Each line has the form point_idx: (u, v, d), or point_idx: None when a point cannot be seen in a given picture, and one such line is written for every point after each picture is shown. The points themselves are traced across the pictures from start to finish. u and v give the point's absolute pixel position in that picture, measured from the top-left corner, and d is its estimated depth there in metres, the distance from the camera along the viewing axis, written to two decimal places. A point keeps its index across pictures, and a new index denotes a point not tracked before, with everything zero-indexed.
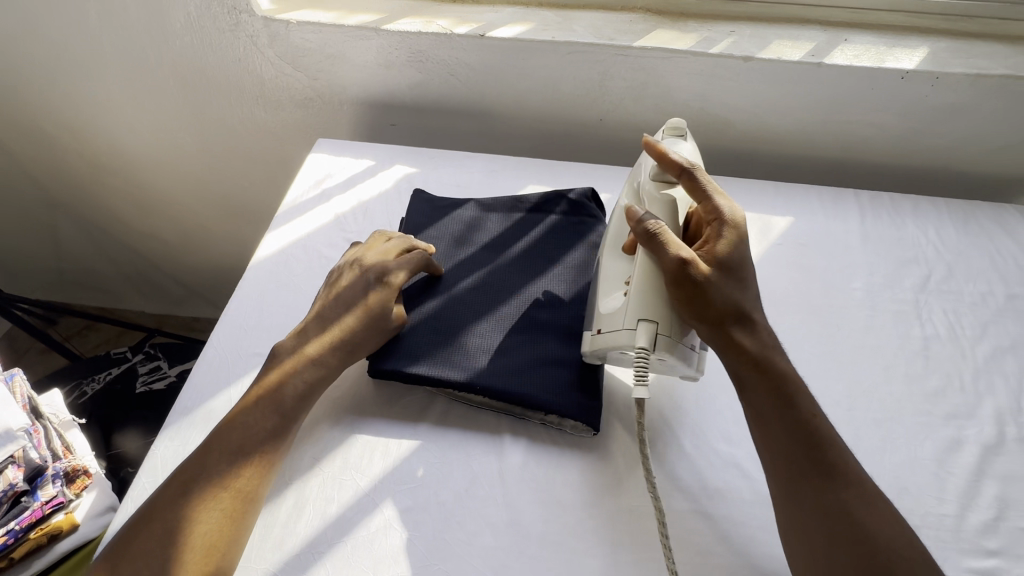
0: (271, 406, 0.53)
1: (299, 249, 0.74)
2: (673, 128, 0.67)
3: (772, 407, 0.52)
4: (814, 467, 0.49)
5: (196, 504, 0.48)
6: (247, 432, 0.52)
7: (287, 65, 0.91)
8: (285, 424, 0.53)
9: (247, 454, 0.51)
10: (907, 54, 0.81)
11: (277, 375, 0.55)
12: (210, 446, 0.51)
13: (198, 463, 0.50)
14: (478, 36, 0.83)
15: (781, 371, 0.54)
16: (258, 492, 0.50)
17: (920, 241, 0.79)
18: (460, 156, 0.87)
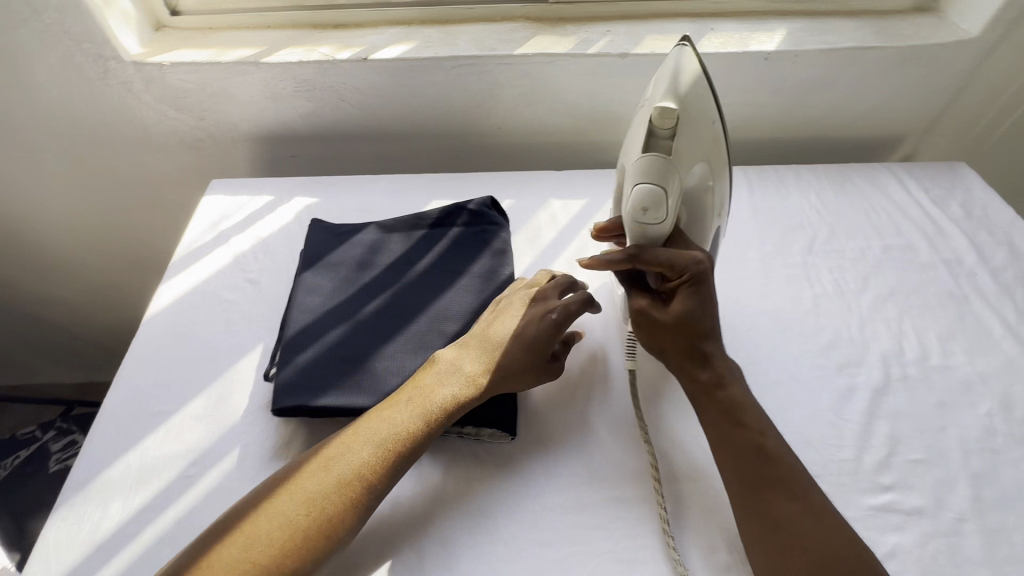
0: (422, 408, 0.54)
1: (197, 296, 0.71)
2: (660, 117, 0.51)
3: (724, 427, 0.53)
4: (760, 481, 0.49)
5: (310, 485, 0.49)
6: (387, 426, 0.53)
7: (168, 108, 0.88)
8: (422, 431, 0.53)
9: (382, 449, 0.52)
10: (767, 37, 0.86)
11: (431, 386, 0.56)
12: (355, 429, 0.53)
13: (339, 444, 0.52)
14: (362, 59, 0.83)
15: (736, 397, 0.54)
16: (367, 495, 0.50)
17: (804, 208, 0.84)
18: (361, 180, 0.86)
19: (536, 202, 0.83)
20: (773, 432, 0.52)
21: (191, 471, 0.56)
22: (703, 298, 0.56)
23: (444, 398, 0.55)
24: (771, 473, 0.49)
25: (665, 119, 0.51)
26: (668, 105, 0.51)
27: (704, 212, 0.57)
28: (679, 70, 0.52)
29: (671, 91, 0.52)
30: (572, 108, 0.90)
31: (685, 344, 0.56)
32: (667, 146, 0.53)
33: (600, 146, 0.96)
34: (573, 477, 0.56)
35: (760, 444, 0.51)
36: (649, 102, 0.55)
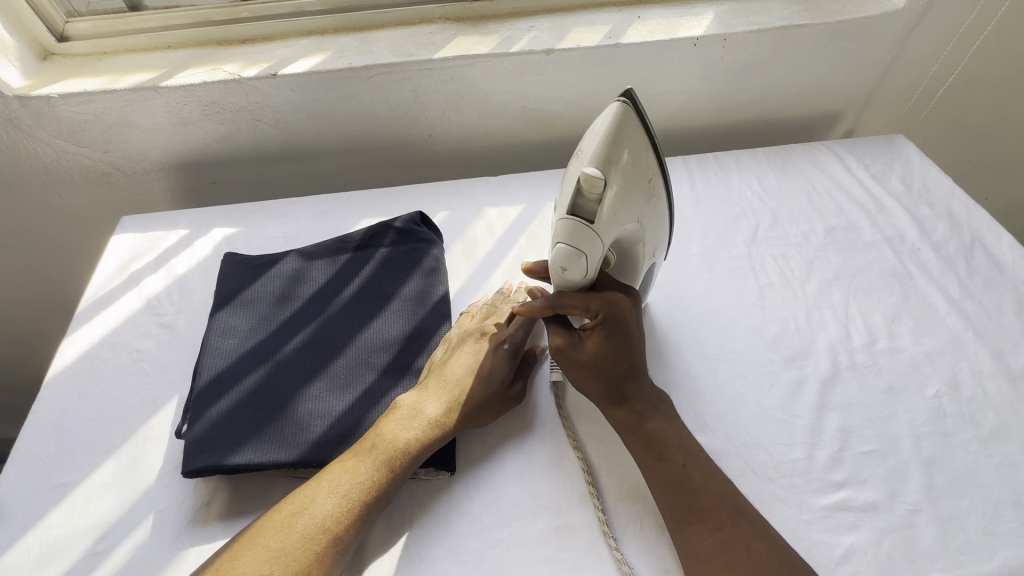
0: (387, 451, 0.52)
1: (105, 347, 0.65)
2: (588, 183, 0.43)
3: (649, 462, 0.52)
4: (690, 513, 0.48)
5: (273, 545, 0.46)
6: (352, 475, 0.50)
7: (66, 142, 0.81)
8: (390, 477, 0.51)
9: (348, 500, 0.49)
10: (695, 21, 0.84)
11: (394, 428, 0.53)
12: (319, 480, 0.50)
13: (303, 498, 0.49)
14: (271, 75, 0.77)
15: (659, 428, 0.53)
16: (335, 551, 0.47)
17: (746, 194, 0.82)
18: (285, 203, 0.81)
19: (471, 212, 0.80)
20: (698, 457, 0.52)
21: (99, 547, 0.51)
22: (623, 339, 0.54)
23: (409, 439, 0.53)
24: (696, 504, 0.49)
25: (593, 187, 0.43)
26: (595, 171, 0.43)
27: (634, 259, 0.53)
28: (613, 128, 0.44)
29: (600, 153, 0.44)
30: (503, 110, 0.86)
31: (606, 384, 0.55)
32: (593, 212, 0.45)
33: (538, 146, 0.92)
34: (516, 509, 0.53)
35: (684, 474, 0.50)
36: (579, 152, 0.46)
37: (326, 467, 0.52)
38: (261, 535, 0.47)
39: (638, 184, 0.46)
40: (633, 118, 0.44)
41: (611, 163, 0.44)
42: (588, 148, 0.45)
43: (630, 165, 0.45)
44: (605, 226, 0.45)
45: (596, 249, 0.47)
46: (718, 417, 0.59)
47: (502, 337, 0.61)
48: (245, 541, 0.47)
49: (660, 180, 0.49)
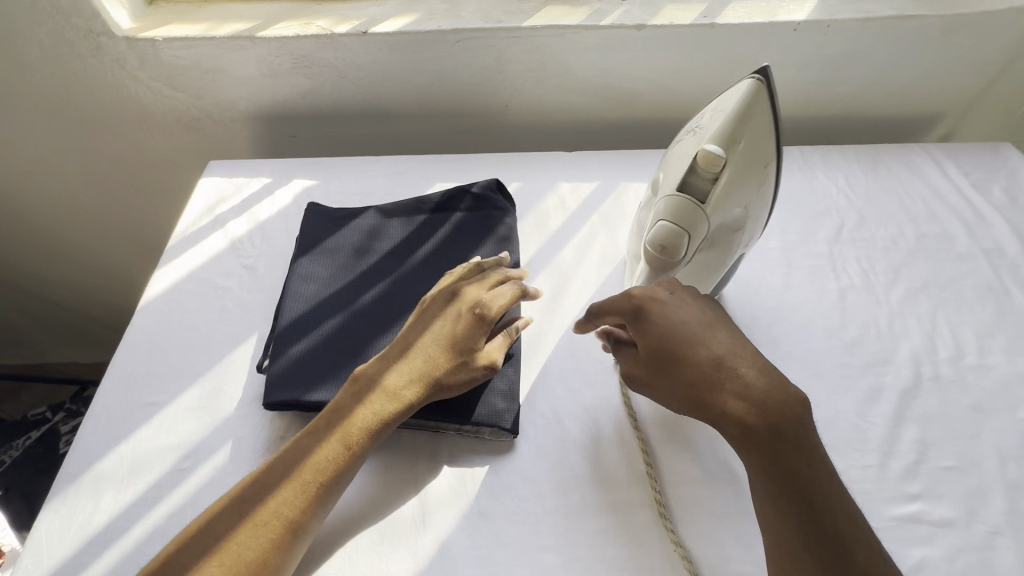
0: (342, 432, 0.50)
1: (192, 282, 0.69)
2: (706, 163, 0.43)
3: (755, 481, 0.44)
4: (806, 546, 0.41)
5: (236, 537, 0.46)
6: (308, 458, 0.49)
7: (164, 86, 0.85)
8: (348, 456, 0.50)
9: (304, 483, 0.48)
10: (797, 5, 0.80)
11: (352, 403, 0.52)
12: (274, 467, 0.49)
13: (259, 486, 0.48)
14: (361, 33, 0.78)
15: (773, 433, 0.43)
16: (300, 532, 0.47)
17: (831, 192, 0.79)
18: (362, 161, 0.83)
19: (544, 185, 0.79)
20: (822, 479, 0.42)
21: (184, 464, 0.54)
22: (677, 329, 0.48)
23: (367, 415, 0.51)
24: (815, 538, 0.41)
25: (708, 165, 0.43)
26: (713, 150, 0.43)
27: (732, 248, 0.52)
28: (742, 107, 0.42)
29: (723, 131, 0.43)
30: (584, 85, 0.85)
31: (685, 387, 0.47)
32: (704, 192, 0.45)
33: (614, 125, 0.91)
34: (576, 479, 0.53)
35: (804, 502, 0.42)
36: (700, 127, 0.46)
37: (281, 453, 0.50)
38: (221, 526, 0.46)
39: (756, 168, 0.45)
40: (767, 98, 0.42)
41: (733, 143, 0.43)
42: (709, 124, 0.45)
43: (753, 149, 0.44)
44: (714, 207, 0.45)
45: (701, 229, 0.47)
46: None
47: (474, 301, 0.57)
48: (203, 535, 0.46)
49: (778, 168, 0.47)
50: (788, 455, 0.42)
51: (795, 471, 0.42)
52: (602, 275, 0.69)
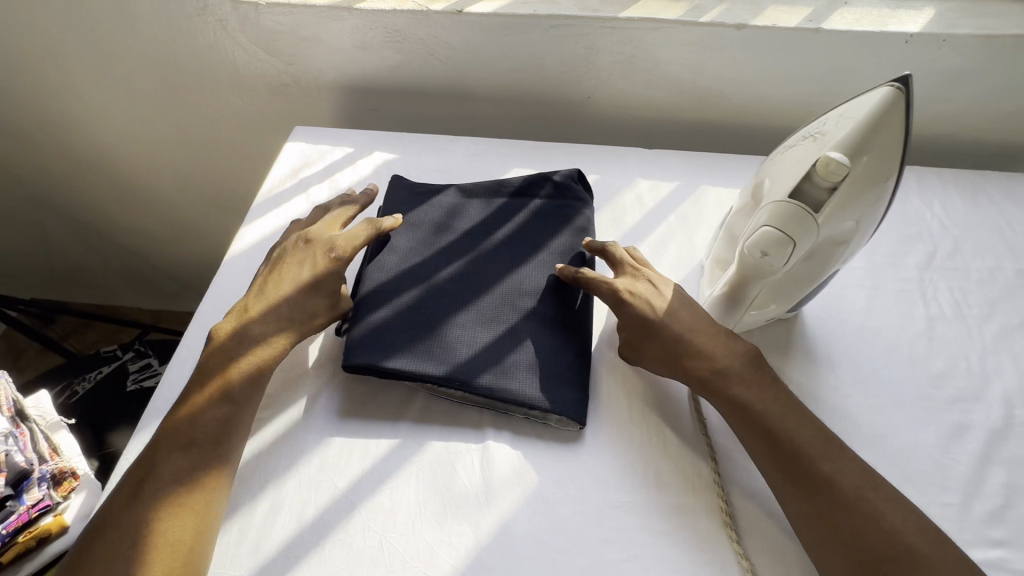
0: (216, 385, 0.53)
1: (275, 241, 0.71)
2: (826, 170, 0.42)
3: (741, 433, 0.53)
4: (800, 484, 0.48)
5: (161, 496, 0.47)
6: (195, 415, 0.51)
7: (260, 50, 0.87)
8: (238, 402, 0.52)
9: (198, 436, 0.50)
10: (911, 16, 0.76)
11: (220, 360, 0.54)
12: (170, 430, 0.51)
13: (166, 451, 0.49)
14: (456, 12, 0.78)
15: (735, 383, 0.53)
16: (217, 475, 0.49)
17: (925, 216, 0.75)
18: (443, 140, 0.84)
19: (622, 180, 0.78)
20: (795, 426, 0.51)
21: (261, 414, 0.57)
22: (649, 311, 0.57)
23: (250, 361, 0.54)
24: (803, 474, 0.48)
25: (829, 174, 0.42)
26: (837, 158, 0.42)
27: (830, 263, 0.50)
28: (875, 116, 0.41)
29: (849, 139, 0.41)
30: (672, 82, 0.83)
31: (660, 358, 0.56)
32: (819, 201, 0.44)
33: (695, 126, 0.89)
34: (640, 477, 0.53)
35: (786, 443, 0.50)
36: (821, 133, 0.44)
37: (163, 425, 0.51)
38: (140, 492, 0.47)
39: (877, 182, 0.43)
40: (904, 108, 0.41)
41: (859, 153, 0.42)
42: (833, 131, 0.43)
43: (879, 160, 0.42)
44: (827, 218, 0.44)
45: (808, 240, 0.45)
46: (865, 441, 0.56)
47: (327, 245, 0.61)
48: (121, 506, 0.47)
49: (896, 184, 0.46)
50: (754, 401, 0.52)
51: (767, 415, 0.51)
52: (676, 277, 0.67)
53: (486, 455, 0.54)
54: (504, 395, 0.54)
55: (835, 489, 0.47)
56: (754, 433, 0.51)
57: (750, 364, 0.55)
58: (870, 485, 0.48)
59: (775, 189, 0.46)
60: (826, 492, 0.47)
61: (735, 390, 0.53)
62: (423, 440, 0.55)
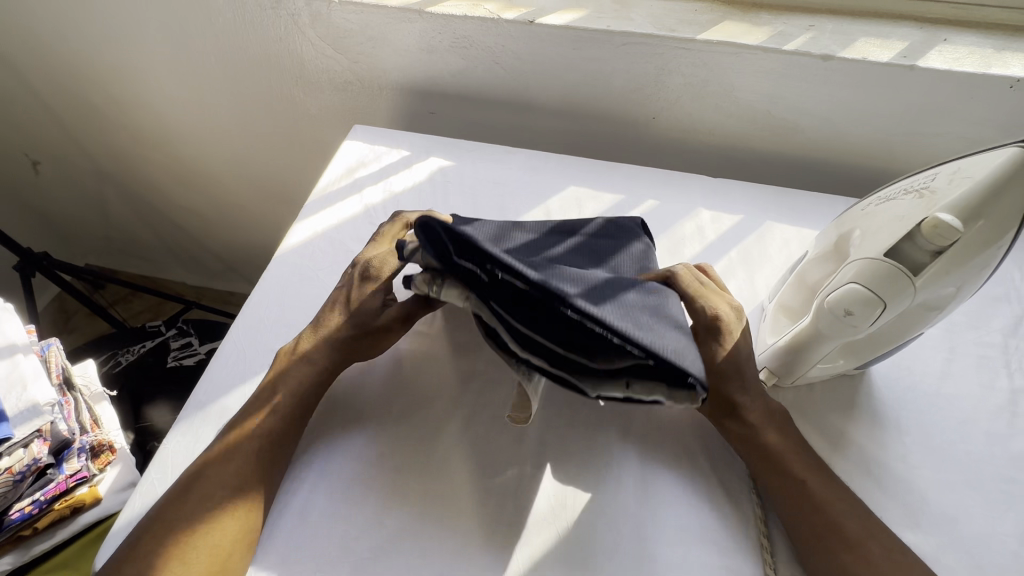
0: (267, 399, 0.53)
1: (326, 240, 0.71)
2: (935, 232, 0.38)
3: (769, 480, 0.50)
4: (828, 542, 0.46)
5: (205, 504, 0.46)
6: (244, 425, 0.51)
7: (327, 46, 0.88)
8: (283, 413, 0.52)
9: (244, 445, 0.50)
10: (1017, 59, 0.70)
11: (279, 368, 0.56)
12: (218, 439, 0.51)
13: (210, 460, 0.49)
14: (527, 22, 0.76)
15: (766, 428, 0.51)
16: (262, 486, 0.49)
17: (1013, 276, 0.69)
18: (500, 151, 0.82)
19: (683, 208, 0.75)
20: (822, 480, 0.48)
21: None
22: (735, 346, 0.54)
23: (301, 373, 0.55)
24: (830, 533, 0.46)
25: (936, 236, 0.38)
26: (947, 221, 0.38)
27: (916, 327, 0.46)
28: (997, 180, 0.37)
29: (963, 201, 0.38)
30: (744, 110, 0.79)
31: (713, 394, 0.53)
32: (919, 264, 0.40)
33: (762, 157, 0.85)
34: (681, 531, 0.50)
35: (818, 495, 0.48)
36: (929, 189, 0.41)
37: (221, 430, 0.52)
38: (182, 497, 0.47)
39: (987, 250, 0.40)
40: None
41: (972, 217, 0.38)
42: (944, 190, 0.40)
43: (992, 226, 0.38)
44: (925, 283, 0.40)
45: (900, 304, 0.41)
46: (932, 522, 0.51)
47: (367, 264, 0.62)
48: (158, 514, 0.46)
49: (1005, 251, 0.42)
50: (780, 447, 0.50)
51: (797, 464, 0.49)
52: None
53: (522, 487, 0.52)
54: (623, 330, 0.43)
55: (861, 548, 0.45)
56: (783, 482, 0.49)
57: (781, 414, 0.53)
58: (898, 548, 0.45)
59: (866, 244, 0.43)
60: (852, 549, 0.45)
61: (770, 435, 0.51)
62: (457, 464, 0.54)
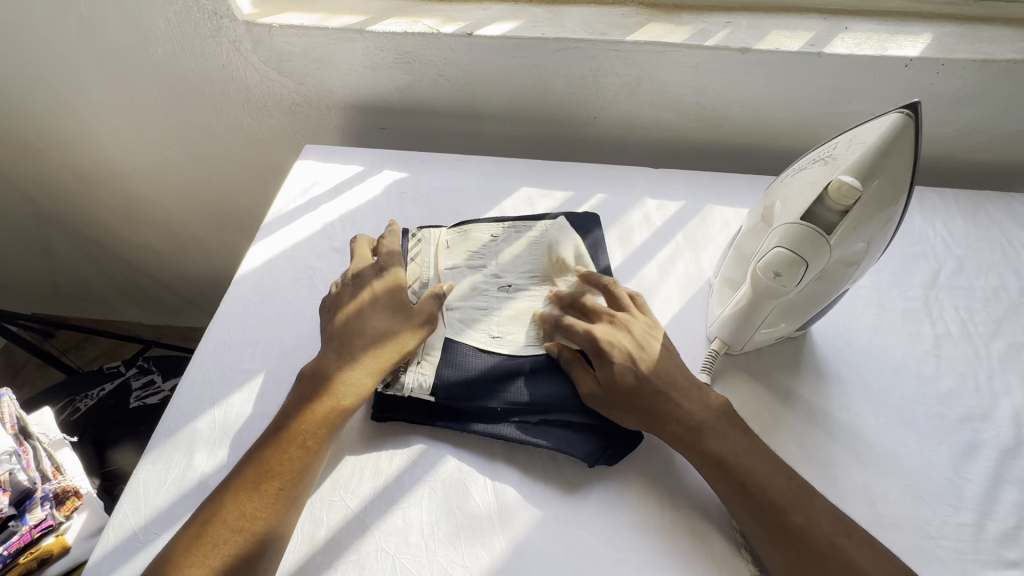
0: (293, 440, 0.51)
1: (285, 259, 0.72)
2: (841, 194, 0.44)
3: (717, 485, 0.50)
4: (767, 530, 0.47)
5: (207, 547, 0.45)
6: (268, 465, 0.49)
7: (272, 71, 0.89)
8: (303, 449, 0.51)
9: (262, 481, 0.48)
10: (910, 41, 0.78)
11: (314, 399, 0.53)
12: (232, 477, 0.49)
13: (220, 495, 0.48)
14: (466, 34, 0.80)
15: (714, 432, 0.51)
16: (278, 526, 0.47)
17: (928, 235, 0.76)
18: (451, 159, 0.85)
19: (629, 199, 0.79)
20: (761, 476, 0.49)
21: None
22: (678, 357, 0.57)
23: (314, 408, 0.53)
24: (767, 521, 0.47)
25: (841, 196, 0.44)
26: (849, 182, 0.43)
27: (840, 285, 0.51)
28: (883, 143, 0.43)
29: (858, 164, 0.44)
30: (677, 104, 0.84)
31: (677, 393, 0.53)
32: (830, 224, 0.45)
33: (698, 147, 0.91)
34: (654, 498, 0.53)
35: (743, 498, 0.48)
36: (832, 157, 0.47)
37: (238, 470, 0.50)
38: (199, 541, 0.45)
39: (885, 207, 0.45)
40: (912, 134, 0.43)
41: (868, 178, 0.44)
42: (844, 157, 0.45)
43: (886, 183, 0.44)
44: (838, 240, 0.45)
45: (819, 262, 0.46)
46: (876, 461, 0.56)
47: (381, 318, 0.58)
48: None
49: (902, 208, 0.47)
50: (723, 445, 0.51)
51: (743, 466, 0.50)
52: (685, 293, 0.68)
53: (503, 476, 0.54)
54: (562, 213, 0.73)
55: (810, 540, 0.46)
56: (730, 486, 0.49)
57: (725, 416, 0.53)
58: (842, 531, 0.46)
59: (787, 211, 0.48)
60: (805, 544, 0.46)
61: (715, 445, 0.51)
62: (433, 459, 0.55)
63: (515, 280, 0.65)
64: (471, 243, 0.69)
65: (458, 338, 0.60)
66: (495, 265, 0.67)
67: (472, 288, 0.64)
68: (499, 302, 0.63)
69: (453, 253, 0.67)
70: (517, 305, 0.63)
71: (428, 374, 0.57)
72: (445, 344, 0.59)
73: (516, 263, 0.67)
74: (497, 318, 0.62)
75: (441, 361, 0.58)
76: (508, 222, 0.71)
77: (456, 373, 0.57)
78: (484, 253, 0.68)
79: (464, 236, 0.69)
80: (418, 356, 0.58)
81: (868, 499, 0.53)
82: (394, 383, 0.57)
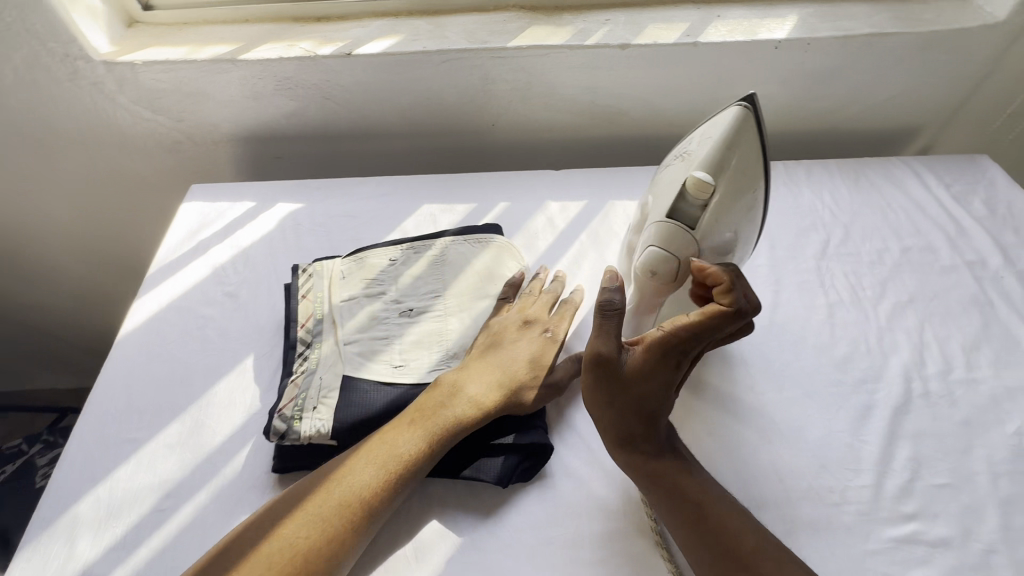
0: (414, 447, 0.51)
1: (173, 311, 0.67)
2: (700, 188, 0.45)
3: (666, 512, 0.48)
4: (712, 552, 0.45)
5: (283, 529, 0.46)
6: (385, 455, 0.50)
7: (145, 110, 0.83)
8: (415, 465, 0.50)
9: (384, 467, 0.49)
10: (778, 24, 0.81)
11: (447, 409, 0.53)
12: (337, 460, 0.51)
13: (338, 465, 0.50)
14: (345, 54, 0.77)
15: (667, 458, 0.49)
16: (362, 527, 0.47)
17: (817, 207, 0.79)
18: (349, 183, 0.82)
19: (532, 205, 0.79)
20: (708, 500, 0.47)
21: (164, 505, 0.52)
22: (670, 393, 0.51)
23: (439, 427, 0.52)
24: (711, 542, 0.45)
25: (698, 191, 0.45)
26: (702, 177, 0.45)
27: None
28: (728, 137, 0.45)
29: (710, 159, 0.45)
30: (570, 103, 0.85)
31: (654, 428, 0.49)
32: (694, 219, 0.46)
33: (598, 143, 0.91)
34: (572, 509, 0.52)
35: (690, 521, 0.46)
36: (688, 153, 0.48)
37: (361, 446, 0.52)
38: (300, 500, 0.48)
39: (744, 196, 0.47)
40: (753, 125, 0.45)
41: (720, 171, 0.45)
42: (698, 152, 0.47)
43: (739, 174, 0.46)
44: (704, 233, 0.46)
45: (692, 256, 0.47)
46: (781, 436, 0.57)
47: (529, 354, 0.58)
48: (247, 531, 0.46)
49: (763, 195, 0.49)
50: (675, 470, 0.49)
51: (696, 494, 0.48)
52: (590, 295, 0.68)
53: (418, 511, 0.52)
54: (460, 228, 0.72)
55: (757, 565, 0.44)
56: (680, 512, 0.47)
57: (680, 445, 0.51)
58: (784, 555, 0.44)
59: (656, 209, 0.49)
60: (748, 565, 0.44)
61: (670, 470, 0.49)
62: None
63: (416, 304, 0.63)
64: (368, 271, 0.66)
65: (356, 374, 0.57)
66: (394, 291, 0.64)
67: (371, 318, 0.62)
68: (400, 329, 0.61)
69: (348, 284, 0.65)
70: (419, 329, 0.61)
71: (326, 419, 0.53)
72: (342, 382, 0.56)
73: (416, 285, 0.65)
74: (398, 347, 0.60)
75: (339, 402, 0.55)
76: (404, 244, 0.70)
77: (355, 412, 0.54)
78: (382, 279, 0.65)
79: (360, 264, 0.67)
80: (315, 400, 0.55)
81: (776, 475, 0.55)
82: (290, 433, 0.53)
